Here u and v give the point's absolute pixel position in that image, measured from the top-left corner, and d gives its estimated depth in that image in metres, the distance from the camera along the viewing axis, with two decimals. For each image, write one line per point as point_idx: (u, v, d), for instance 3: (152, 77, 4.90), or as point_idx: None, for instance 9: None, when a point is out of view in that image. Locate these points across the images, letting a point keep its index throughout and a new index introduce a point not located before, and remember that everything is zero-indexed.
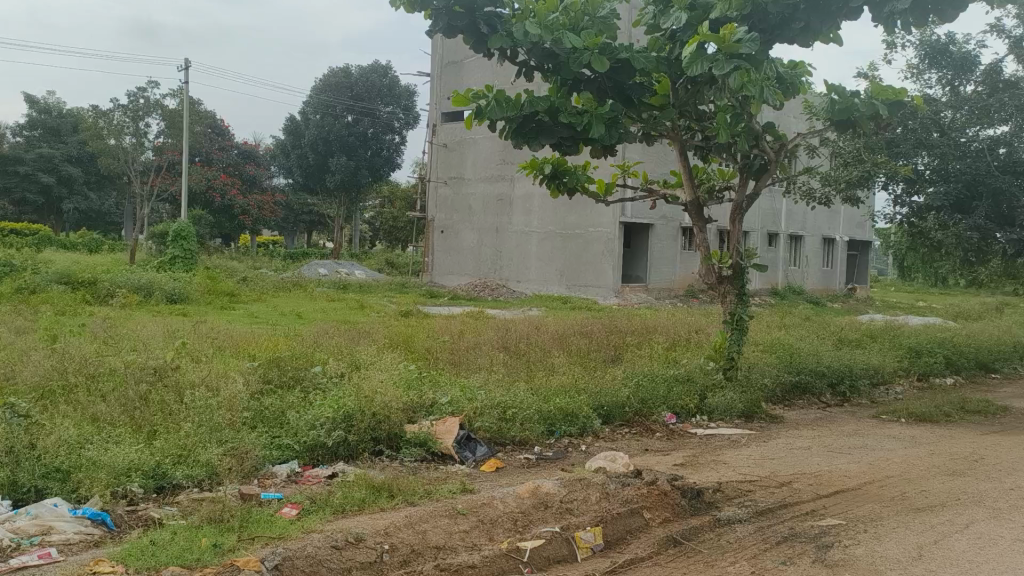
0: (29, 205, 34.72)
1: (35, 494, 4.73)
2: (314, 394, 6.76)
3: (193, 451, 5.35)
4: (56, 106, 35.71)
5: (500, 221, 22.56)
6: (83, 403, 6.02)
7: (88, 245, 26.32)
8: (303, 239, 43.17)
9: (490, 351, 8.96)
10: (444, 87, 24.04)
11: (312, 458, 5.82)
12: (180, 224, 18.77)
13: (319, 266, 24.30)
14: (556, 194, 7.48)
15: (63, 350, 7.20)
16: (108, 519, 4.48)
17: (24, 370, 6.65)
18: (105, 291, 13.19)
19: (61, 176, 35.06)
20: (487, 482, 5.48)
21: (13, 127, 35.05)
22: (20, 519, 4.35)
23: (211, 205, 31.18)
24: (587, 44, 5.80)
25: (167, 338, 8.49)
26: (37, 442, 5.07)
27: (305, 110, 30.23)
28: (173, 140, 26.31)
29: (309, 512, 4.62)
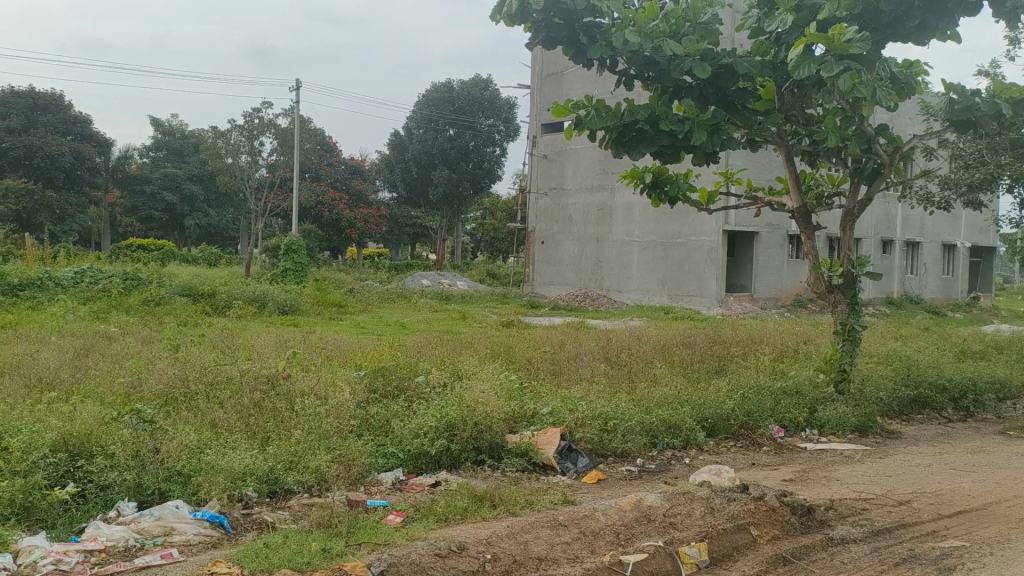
0: (155, 223, 36.83)
1: (159, 496, 5.00)
2: (418, 403, 6.89)
3: (304, 458, 5.54)
4: (179, 127, 37.98)
5: (601, 231, 22.46)
6: (203, 410, 6.33)
7: (208, 259, 27.65)
8: (408, 251, 44.17)
9: (591, 362, 8.91)
10: (545, 99, 24.17)
11: (416, 466, 5.91)
12: (291, 238, 19.51)
13: (423, 278, 24.77)
14: (657, 203, 7.38)
15: (184, 359, 7.58)
16: (225, 521, 4.69)
17: (149, 377, 7.03)
18: (223, 304, 13.84)
19: (184, 194, 36.96)
20: (588, 494, 5.44)
21: (141, 148, 37.28)
22: (145, 520, 4.60)
23: (320, 220, 32.27)
24: (688, 51, 5.72)
25: (278, 348, 8.82)
26: (161, 446, 5.36)
27: (409, 125, 30.92)
28: (285, 157, 27.38)
29: (413, 520, 4.70)
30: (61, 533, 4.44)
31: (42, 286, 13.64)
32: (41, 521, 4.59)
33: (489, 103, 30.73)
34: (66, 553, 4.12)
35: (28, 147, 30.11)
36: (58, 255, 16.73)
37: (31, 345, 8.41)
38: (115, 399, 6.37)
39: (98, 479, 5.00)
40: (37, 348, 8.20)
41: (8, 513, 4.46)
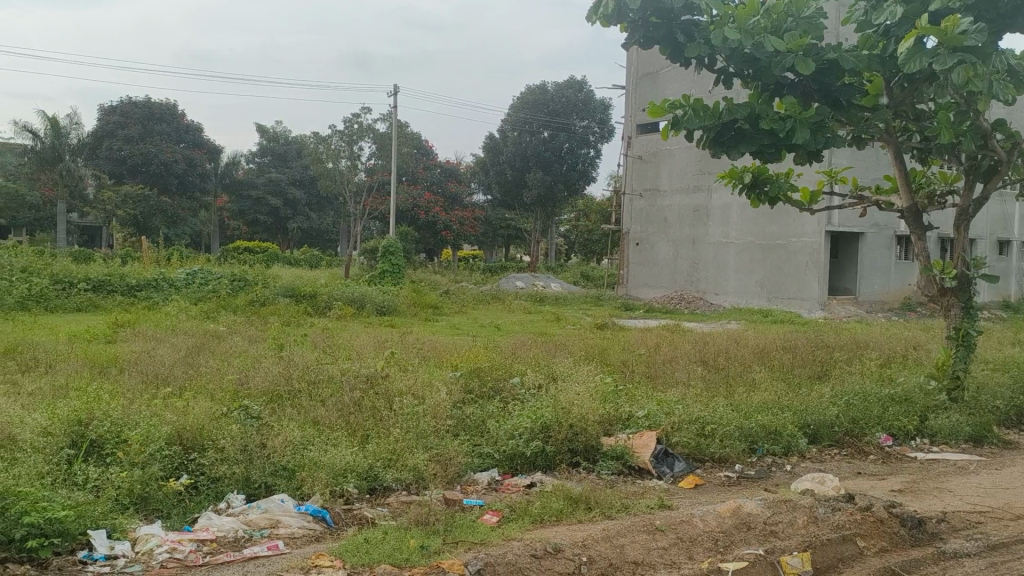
0: (260, 226, 38.24)
1: (265, 490, 5.19)
2: (513, 405, 6.92)
3: (402, 456, 5.64)
4: (283, 134, 39.29)
5: (697, 232, 22.10)
6: (306, 408, 6.52)
7: (309, 261, 28.51)
8: (502, 253, 44.51)
9: (687, 365, 8.78)
10: (640, 99, 23.96)
11: (511, 466, 5.96)
12: (388, 240, 19.93)
13: (517, 280, 24.90)
14: (757, 204, 7.20)
15: (288, 359, 7.83)
16: (327, 516, 4.82)
17: (255, 375, 7.28)
18: (324, 304, 14.26)
19: (287, 198, 38.20)
20: (685, 500, 5.35)
21: (248, 154, 38.79)
22: (252, 513, 4.77)
23: (416, 222, 32.84)
24: (791, 46, 5.55)
25: (377, 348, 9.00)
26: (267, 442, 5.54)
27: (503, 128, 31.15)
28: (383, 162, 28.00)
29: (509, 520, 4.73)
30: (175, 523, 4.66)
31: (158, 287, 14.34)
32: (157, 511, 4.82)
33: (584, 104, 30.62)
34: (180, 542, 4.31)
35: (144, 155, 31.77)
36: (172, 257, 17.59)
37: (148, 343, 8.85)
38: (224, 395, 6.64)
39: (209, 472, 5.23)
40: (153, 346, 8.63)
41: (127, 501, 4.71)
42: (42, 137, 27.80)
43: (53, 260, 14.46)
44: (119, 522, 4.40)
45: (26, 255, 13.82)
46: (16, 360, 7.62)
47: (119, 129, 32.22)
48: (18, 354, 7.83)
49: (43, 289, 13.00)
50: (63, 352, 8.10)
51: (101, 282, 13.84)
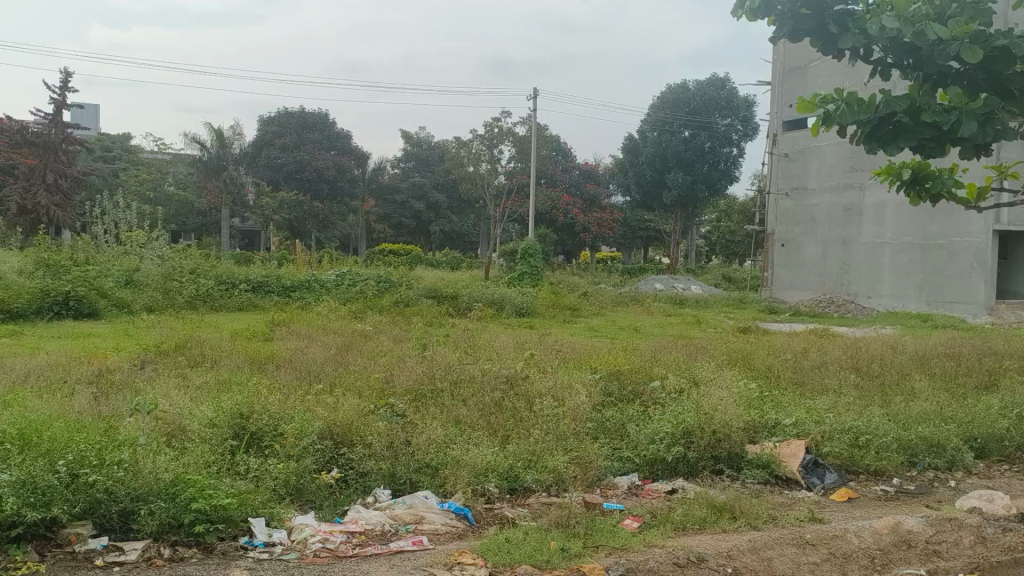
0: (404, 229, 39.47)
1: (410, 486, 5.36)
2: (654, 408, 6.81)
3: (542, 457, 5.67)
4: (426, 139, 40.35)
5: (847, 232, 21.09)
6: (448, 406, 6.67)
7: (451, 263, 29.20)
8: (641, 254, 44.08)
9: (839, 371, 8.37)
10: (786, 95, 23.13)
11: (652, 472, 5.88)
12: (527, 242, 20.09)
13: (656, 282, 24.58)
14: (916, 201, 6.75)
15: (431, 358, 8.03)
16: (469, 514, 4.90)
17: (401, 374, 7.48)
18: (464, 305, 14.58)
19: (430, 202, 39.21)
20: (838, 514, 5.09)
21: (392, 160, 40.12)
22: (398, 507, 4.93)
23: (555, 224, 32.98)
24: (955, 33, 5.16)
25: (517, 349, 9.10)
26: (411, 439, 5.70)
27: (643, 128, 30.83)
28: (523, 164, 28.28)
29: (651, 526, 4.65)
30: (328, 514, 4.87)
31: (310, 287, 15.06)
32: (310, 502, 5.06)
33: (726, 102, 29.90)
34: (332, 533, 4.50)
35: (299, 163, 33.42)
36: (323, 259, 18.41)
37: (301, 341, 9.28)
38: (371, 393, 6.87)
39: (358, 466, 5.44)
40: (307, 345, 9.03)
41: (283, 491, 4.96)
42: (209, 148, 29.69)
43: (218, 262, 15.43)
44: (277, 512, 4.64)
45: (194, 257, 14.79)
46: (186, 355, 8.17)
47: (276, 138, 34.05)
48: (187, 350, 8.38)
49: (209, 289, 13.86)
50: (226, 348, 8.62)
51: (259, 283, 14.64)
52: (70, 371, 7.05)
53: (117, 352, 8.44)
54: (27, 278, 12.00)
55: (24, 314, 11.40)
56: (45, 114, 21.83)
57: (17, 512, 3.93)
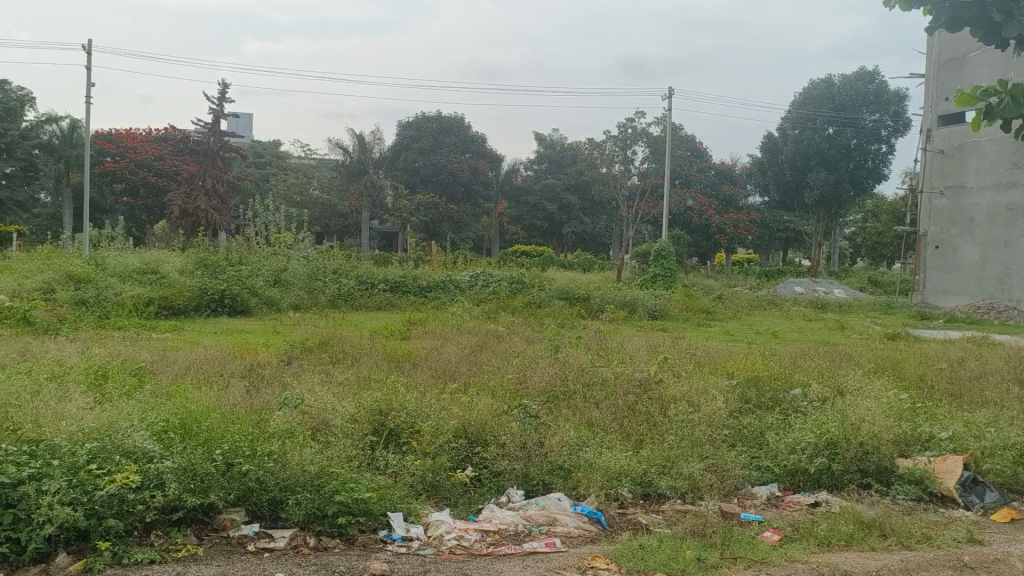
0: (537, 231, 39.73)
1: (542, 487, 5.36)
2: (794, 417, 6.56)
3: (677, 463, 5.56)
4: (560, 141, 40.49)
5: (1010, 234, 19.62)
6: (581, 409, 6.64)
7: (583, 264, 29.10)
8: (779, 256, 42.65)
9: (1001, 384, 7.78)
10: (942, 88, 21.82)
11: (793, 483, 5.65)
12: (661, 244, 19.81)
13: (796, 285, 23.70)
14: None
15: (564, 360, 8.03)
16: (602, 518, 4.87)
17: (533, 375, 7.51)
18: (597, 307, 14.54)
19: (562, 204, 39.29)
20: (998, 535, 4.73)
21: (526, 162, 40.48)
22: (531, 508, 4.95)
23: (689, 225, 32.37)
24: None
25: (651, 352, 8.98)
26: (545, 440, 5.71)
27: (783, 126, 29.82)
28: (657, 165, 27.93)
29: (793, 540, 4.47)
30: (463, 512, 4.95)
31: (445, 288, 15.42)
32: (446, 499, 5.16)
33: (874, 97, 28.49)
34: (466, 530, 4.57)
35: (435, 166, 34.27)
36: (458, 260, 18.76)
37: (437, 341, 9.48)
38: (505, 393, 6.94)
39: (492, 465, 5.50)
40: (442, 344, 9.25)
41: (420, 488, 5.08)
42: (351, 152, 30.85)
43: (359, 263, 15.98)
44: (415, 507, 4.75)
45: (337, 258, 15.41)
46: (329, 352, 8.51)
47: (414, 142, 35.04)
48: (329, 348, 8.72)
49: (350, 289, 14.38)
50: (366, 346, 8.93)
51: (397, 283, 15.10)
52: (225, 365, 7.48)
53: (268, 348, 8.88)
54: (187, 277, 12.81)
55: (185, 311, 12.18)
56: (205, 124, 23.31)
57: (178, 497, 4.20)
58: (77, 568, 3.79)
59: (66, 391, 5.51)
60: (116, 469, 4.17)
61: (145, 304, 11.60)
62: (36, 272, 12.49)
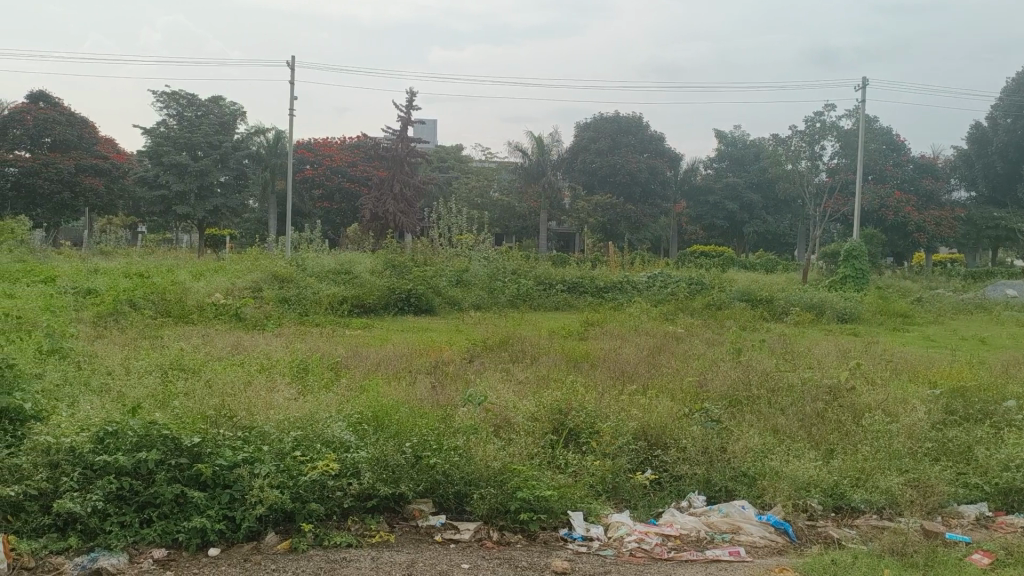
0: (716, 231, 38.70)
1: (726, 494, 5.22)
2: (1007, 431, 6.02)
3: (872, 476, 5.25)
4: (741, 137, 39.53)
5: None
6: (766, 414, 6.40)
7: (766, 265, 27.97)
8: (987, 256, 39.47)
9: None
10: None
11: (1005, 503, 5.20)
12: (852, 243, 18.76)
13: (1006, 287, 21.66)
14: None
15: (747, 363, 7.78)
16: (789, 529, 4.67)
17: (715, 379, 7.31)
18: (781, 309, 13.99)
19: (744, 202, 38.09)
20: None
21: (706, 160, 39.68)
22: (713, 515, 4.83)
23: (885, 224, 30.20)
24: None
25: (842, 357, 8.52)
26: (727, 446, 5.57)
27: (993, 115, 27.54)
28: (848, 160, 26.59)
29: (1006, 565, 4.10)
30: (643, 514, 4.91)
31: (622, 289, 15.38)
32: (625, 501, 5.13)
33: None
34: (648, 533, 4.53)
35: (613, 166, 34.24)
36: (636, 261, 18.62)
37: (615, 341, 9.47)
38: (685, 397, 6.80)
39: (672, 469, 5.42)
40: (619, 344, 9.22)
41: (600, 488, 5.08)
42: (530, 155, 31.34)
43: (537, 263, 16.19)
44: (595, 507, 4.75)
45: (516, 258, 15.72)
46: (509, 351, 8.69)
47: (592, 143, 35.37)
48: (509, 347, 8.88)
49: (529, 289, 14.64)
50: (544, 345, 9.05)
51: (575, 283, 15.25)
52: (412, 361, 7.82)
53: (451, 346, 9.22)
54: (377, 277, 13.52)
55: (376, 309, 12.87)
56: (394, 131, 24.55)
57: (372, 486, 4.44)
58: (284, 547, 4.10)
59: (273, 382, 5.96)
60: (318, 457, 4.47)
61: (340, 302, 12.36)
62: (245, 272, 13.59)
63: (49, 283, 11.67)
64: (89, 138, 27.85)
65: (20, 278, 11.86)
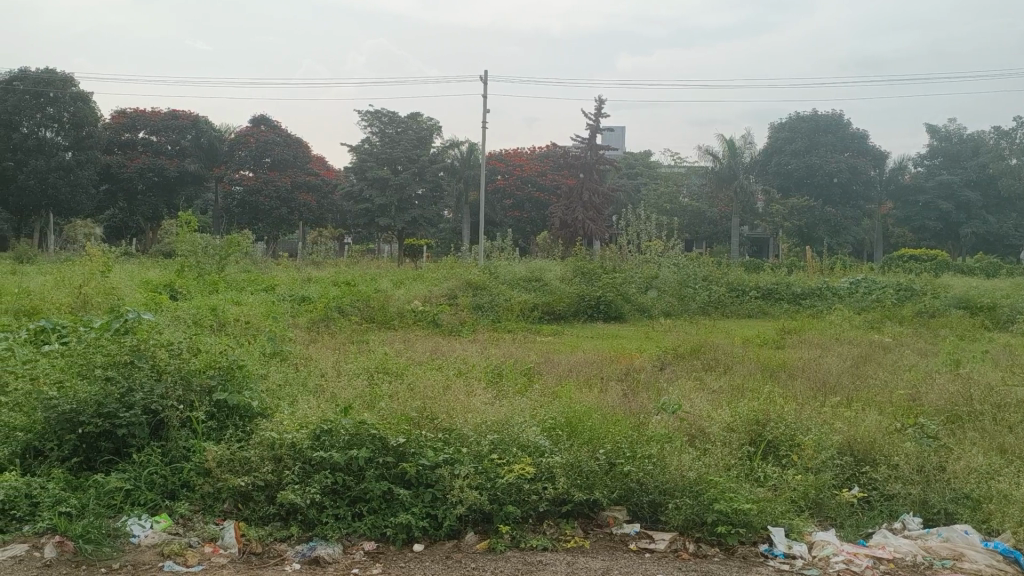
0: (928, 233, 35.88)
1: (945, 517, 4.80)
2: None
3: None
4: (957, 132, 36.48)
5: None
6: (991, 432, 5.85)
7: (987, 270, 25.54)
8: None
9: None
10: None
11: None
12: None
13: None
14: None
15: (967, 376, 7.15)
16: (1021, 559, 4.24)
17: (929, 392, 6.76)
18: (1006, 318, 12.69)
19: (960, 202, 35.01)
20: None
21: (916, 157, 37.05)
22: (932, 539, 4.48)
23: None
24: None
25: None
26: (947, 465, 5.15)
27: None
28: None
29: None
30: (850, 534, 4.63)
31: (823, 295, 14.70)
32: (831, 518, 4.85)
33: None
34: (857, 555, 4.26)
35: (810, 167, 32.74)
36: (836, 266, 17.63)
37: (815, 351, 9.00)
38: (896, 411, 6.34)
39: (883, 487, 5.07)
40: (820, 354, 8.78)
41: (803, 504, 4.83)
42: (721, 159, 30.02)
43: (729, 268, 15.67)
44: (797, 523, 4.51)
45: (707, 263, 15.33)
46: (702, 359, 8.50)
47: (788, 143, 34.18)
48: (703, 355, 8.70)
49: (721, 296, 14.24)
50: (738, 354, 8.77)
51: (770, 290, 14.71)
52: (603, 368, 7.83)
53: (642, 353, 9.13)
54: (566, 284, 13.65)
55: (566, 315, 13.02)
56: (583, 140, 24.73)
57: (566, 491, 4.47)
58: (482, 547, 4.21)
59: (471, 387, 6.15)
60: (514, 460, 4.57)
61: (530, 309, 12.61)
62: (442, 280, 14.14)
63: (269, 291, 12.75)
64: (303, 157, 30.15)
65: (245, 286, 13.04)
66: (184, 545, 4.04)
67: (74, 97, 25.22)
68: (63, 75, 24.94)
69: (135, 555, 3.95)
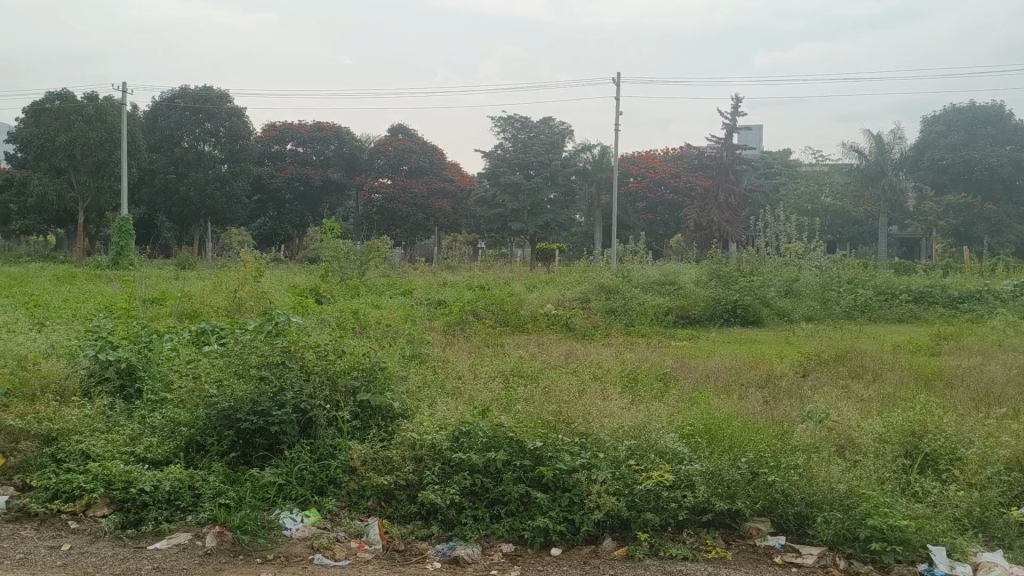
0: None
1: None
2: None
3: None
4: None
5: None
6: None
7: None
8: None
9: None
10: None
11: None
12: None
13: None
14: None
15: None
16: None
17: None
18: None
19: None
20: None
21: None
22: None
23: None
24: None
25: None
26: None
27: None
28: None
29: None
30: (1021, 556, 4.28)
31: (982, 299, 13.75)
32: (998, 539, 4.49)
33: None
34: None
35: (967, 161, 30.80)
36: (997, 267, 16.46)
37: (976, 359, 8.39)
38: None
39: None
40: (981, 361, 8.19)
41: (966, 522, 4.51)
42: (867, 155, 28.66)
43: (877, 271, 14.91)
44: (960, 542, 4.21)
45: (853, 266, 14.63)
46: (848, 366, 8.10)
47: (941, 138, 32.27)
48: (849, 361, 8.29)
49: (868, 299, 13.58)
50: (888, 361, 8.30)
51: (923, 293, 13.93)
52: (741, 373, 7.60)
53: (783, 359, 8.80)
54: (702, 287, 13.37)
55: (701, 320, 12.74)
56: (719, 140, 24.20)
57: (707, 499, 4.33)
58: (621, 553, 4.15)
59: (607, 391, 6.08)
60: (653, 467, 4.48)
61: (664, 313, 12.43)
62: (574, 283, 14.14)
63: (407, 294, 13.13)
64: (438, 164, 30.85)
65: (385, 290, 13.48)
66: (332, 540, 4.18)
67: (229, 112, 26.84)
68: (219, 91, 26.74)
69: (288, 547, 4.13)
